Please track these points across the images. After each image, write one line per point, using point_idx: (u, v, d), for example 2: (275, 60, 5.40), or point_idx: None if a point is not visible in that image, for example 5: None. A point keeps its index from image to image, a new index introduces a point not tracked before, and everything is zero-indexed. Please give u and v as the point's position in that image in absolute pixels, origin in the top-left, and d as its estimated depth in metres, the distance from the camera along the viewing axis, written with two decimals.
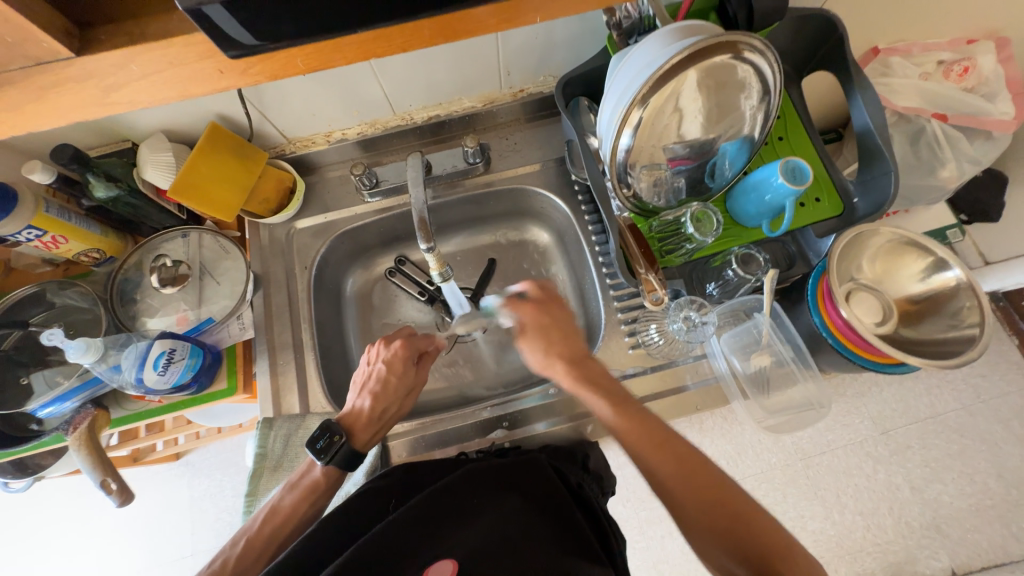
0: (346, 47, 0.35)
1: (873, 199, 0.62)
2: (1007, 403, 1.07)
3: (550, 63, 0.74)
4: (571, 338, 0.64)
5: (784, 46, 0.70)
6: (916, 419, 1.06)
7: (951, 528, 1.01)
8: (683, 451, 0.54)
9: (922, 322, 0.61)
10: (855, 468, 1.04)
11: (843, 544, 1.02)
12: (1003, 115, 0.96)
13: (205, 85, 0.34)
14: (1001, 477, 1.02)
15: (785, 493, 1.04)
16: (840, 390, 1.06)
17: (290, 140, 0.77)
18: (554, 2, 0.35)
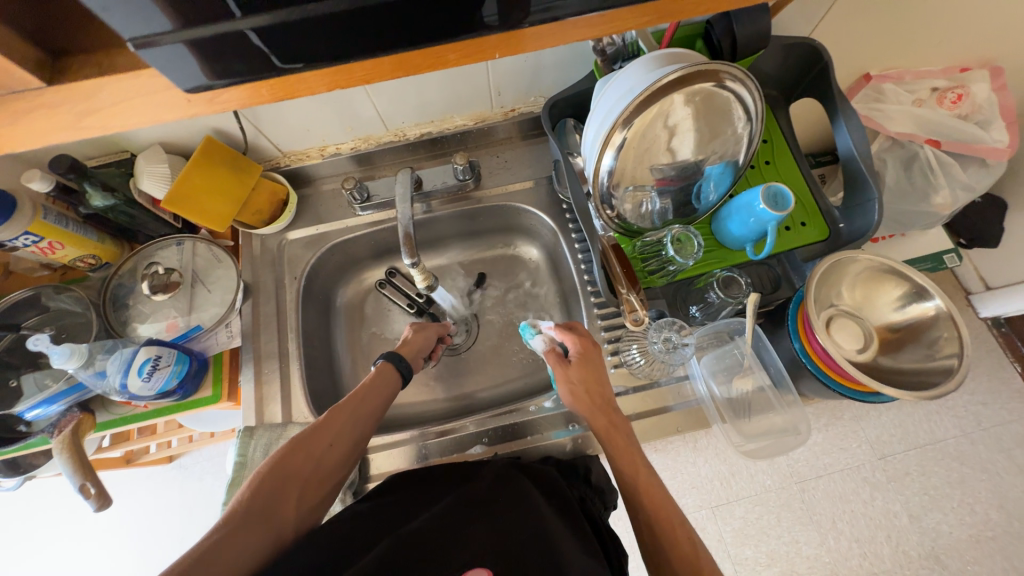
0: (310, 81, 0.38)
1: (859, 225, 0.63)
2: (1009, 432, 1.05)
3: (541, 84, 0.75)
4: (602, 376, 0.64)
5: (771, 72, 0.71)
6: (915, 444, 1.04)
7: (951, 559, 0.98)
8: (679, 523, 0.53)
9: (901, 350, 0.61)
10: (851, 493, 1.02)
11: (838, 572, 0.99)
12: (997, 143, 0.96)
13: (175, 112, 0.37)
14: (1002, 508, 1.00)
15: (779, 516, 1.02)
16: (836, 413, 1.05)
17: (286, 153, 0.79)
18: (511, 41, 0.37)
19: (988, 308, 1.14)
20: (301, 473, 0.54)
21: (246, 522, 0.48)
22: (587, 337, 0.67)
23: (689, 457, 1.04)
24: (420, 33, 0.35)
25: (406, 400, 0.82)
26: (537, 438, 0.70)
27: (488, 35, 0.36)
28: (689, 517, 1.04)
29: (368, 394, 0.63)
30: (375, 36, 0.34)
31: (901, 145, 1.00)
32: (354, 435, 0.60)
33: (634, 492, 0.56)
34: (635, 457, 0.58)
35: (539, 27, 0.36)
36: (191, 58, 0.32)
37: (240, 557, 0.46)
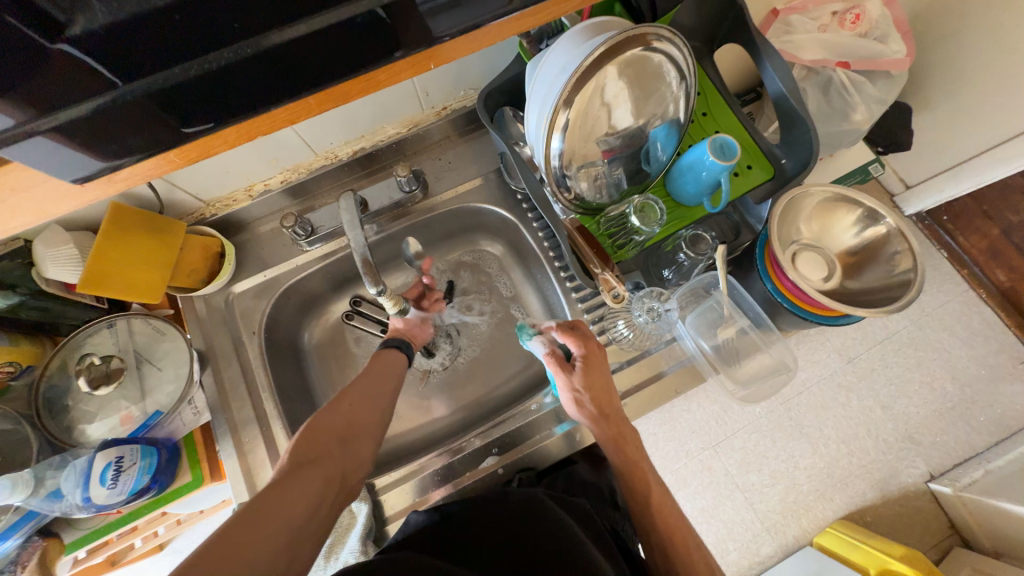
0: (227, 137, 0.35)
1: (800, 157, 0.64)
2: (948, 311, 1.16)
3: (467, 77, 0.72)
4: (610, 380, 0.61)
5: (691, 23, 0.71)
6: (875, 341, 1.13)
7: (922, 435, 1.09)
8: (694, 545, 0.55)
9: (862, 271, 0.64)
10: (831, 400, 1.10)
11: (833, 473, 1.07)
12: (895, 54, 1.00)
13: (70, 202, 0.35)
14: (955, 379, 1.11)
15: (774, 439, 1.09)
16: (803, 330, 1.12)
17: (209, 202, 0.72)
18: (441, 48, 0.34)
19: (912, 205, 1.26)
20: (339, 427, 0.58)
21: (295, 470, 0.52)
22: (590, 338, 0.62)
23: (683, 405, 1.09)
24: (337, 61, 0.32)
25: (404, 426, 0.79)
26: (546, 436, 0.68)
27: (400, 58, 0.33)
28: (695, 460, 1.09)
29: (381, 367, 0.67)
30: (286, 71, 0.31)
31: (816, 72, 1.04)
32: (377, 400, 0.63)
33: (645, 510, 0.57)
34: (646, 473, 0.59)
35: (451, 42, 0.33)
36: (85, 139, 0.30)
37: (300, 491, 0.50)
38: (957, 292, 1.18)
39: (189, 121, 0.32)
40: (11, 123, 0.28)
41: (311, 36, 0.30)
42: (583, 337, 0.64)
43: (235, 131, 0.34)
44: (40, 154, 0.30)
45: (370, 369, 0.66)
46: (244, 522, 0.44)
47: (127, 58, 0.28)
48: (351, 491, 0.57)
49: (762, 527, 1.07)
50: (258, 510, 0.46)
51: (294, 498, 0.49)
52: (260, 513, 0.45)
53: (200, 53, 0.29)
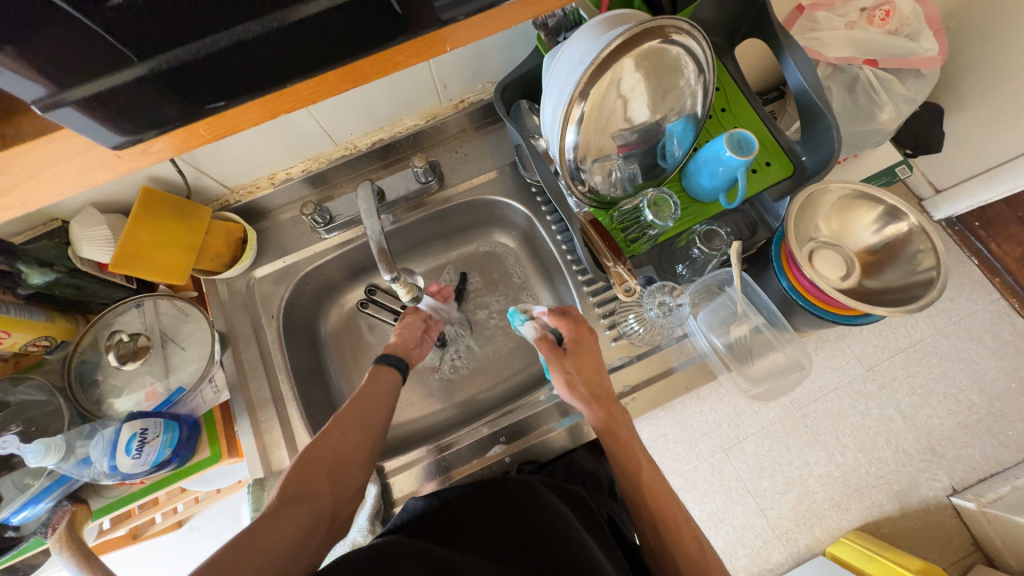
0: (245, 112, 0.35)
1: (821, 155, 0.63)
2: (976, 320, 1.13)
3: (486, 71, 0.73)
4: (599, 363, 0.61)
5: (712, 18, 0.71)
6: (898, 349, 1.10)
7: (945, 448, 1.05)
8: (684, 521, 0.55)
9: (883, 270, 0.62)
10: (849, 408, 1.07)
11: (849, 482, 1.05)
12: (929, 52, 0.98)
13: (103, 175, 0.36)
14: (982, 391, 1.07)
15: (788, 445, 1.07)
16: (822, 336, 1.10)
17: (233, 189, 0.74)
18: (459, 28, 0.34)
19: (939, 210, 1.24)
20: (331, 458, 0.57)
21: (285, 505, 0.51)
22: (581, 322, 0.63)
23: (695, 407, 1.08)
24: (358, 38, 0.33)
25: (415, 414, 0.80)
26: (553, 427, 0.68)
27: (406, 41, 0.34)
28: (706, 464, 1.08)
29: (374, 387, 0.66)
30: (310, 52, 0.32)
31: (842, 69, 1.02)
32: (368, 425, 0.62)
33: (641, 496, 0.56)
34: (637, 453, 0.58)
35: (466, 21, 0.34)
36: (108, 113, 0.30)
37: (288, 529, 0.49)
38: (987, 301, 1.14)
39: (206, 100, 0.33)
40: (43, 93, 0.28)
41: (327, 13, 0.30)
42: (575, 324, 0.64)
43: (249, 109, 0.35)
44: (75, 124, 0.30)
45: (364, 394, 0.64)
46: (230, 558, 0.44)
47: (150, 35, 0.28)
48: (340, 525, 0.56)
49: (773, 534, 1.05)
50: (246, 552, 0.45)
51: (284, 536, 0.48)
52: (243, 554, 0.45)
53: (222, 26, 0.29)
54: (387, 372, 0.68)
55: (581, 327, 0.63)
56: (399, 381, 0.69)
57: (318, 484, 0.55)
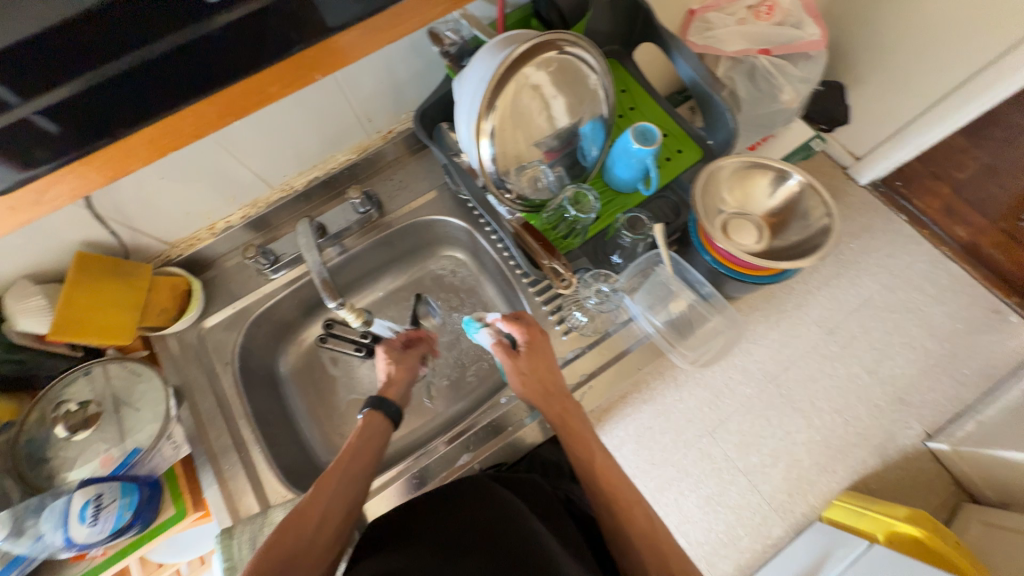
0: (163, 134, 0.46)
1: (723, 135, 0.73)
2: (915, 272, 1.25)
3: (406, 103, 0.77)
4: (552, 361, 0.62)
5: (608, 27, 0.78)
6: (852, 309, 1.20)
7: (912, 396, 1.13)
8: (635, 501, 0.55)
9: (786, 229, 0.68)
10: (818, 371, 1.14)
11: (831, 444, 1.10)
12: (812, 36, 1.08)
13: (34, 206, 0.44)
14: (933, 336, 1.18)
15: (768, 418, 1.11)
16: (779, 307, 1.20)
17: (174, 243, 0.75)
18: (362, 41, 0.48)
19: (865, 175, 1.33)
20: (304, 536, 0.52)
21: None
22: (534, 325, 0.63)
23: (674, 394, 1.11)
24: (267, 50, 0.46)
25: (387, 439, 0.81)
26: (518, 427, 0.69)
27: (305, 49, 0.47)
28: (692, 449, 1.10)
29: (358, 446, 0.62)
30: (223, 62, 0.44)
31: (741, 61, 1.12)
32: (348, 493, 0.57)
33: (591, 480, 0.56)
34: (589, 441, 0.58)
35: (355, 28, 0.47)
36: (70, 116, 0.42)
37: None
38: (921, 252, 1.28)
39: (151, 103, 0.44)
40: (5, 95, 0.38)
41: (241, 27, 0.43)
42: (529, 327, 0.64)
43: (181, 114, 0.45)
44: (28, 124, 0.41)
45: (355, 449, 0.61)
46: None
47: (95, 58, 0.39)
48: None
49: (769, 509, 1.06)
50: None
51: None
52: None
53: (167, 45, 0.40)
54: (373, 428, 0.64)
55: (534, 332, 0.63)
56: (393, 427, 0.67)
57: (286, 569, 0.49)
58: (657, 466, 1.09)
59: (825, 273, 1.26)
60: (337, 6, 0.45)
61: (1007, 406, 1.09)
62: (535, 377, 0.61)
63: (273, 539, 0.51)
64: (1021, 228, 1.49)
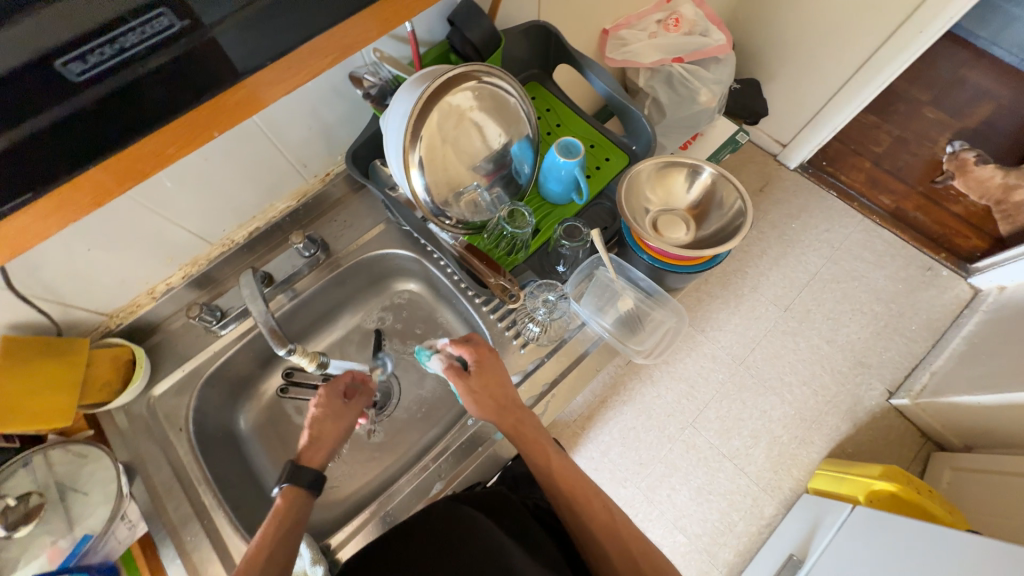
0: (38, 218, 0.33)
1: (643, 139, 0.80)
2: (850, 239, 1.48)
3: (340, 145, 0.79)
4: (504, 377, 0.63)
5: (525, 53, 0.83)
6: (803, 286, 1.42)
7: (871, 357, 1.34)
8: (593, 493, 0.59)
9: (707, 218, 0.73)
10: (782, 348, 1.35)
11: (806, 415, 1.28)
12: (719, 41, 1.18)
13: None
14: (878, 300, 1.39)
15: (743, 400, 1.30)
16: (738, 294, 1.41)
17: (111, 313, 0.73)
18: (277, 77, 0.38)
19: (793, 159, 1.54)
20: None
21: None
22: (484, 345, 0.64)
23: None
24: (175, 96, 0.34)
25: (362, 480, 0.80)
26: (488, 446, 0.70)
27: (214, 98, 0.36)
28: None
29: (273, 530, 0.56)
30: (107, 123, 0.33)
31: (658, 70, 1.21)
32: None
33: (552, 483, 0.59)
34: (546, 448, 0.61)
35: (272, 66, 0.38)
36: None
37: None
38: (852, 224, 1.50)
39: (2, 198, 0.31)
40: None
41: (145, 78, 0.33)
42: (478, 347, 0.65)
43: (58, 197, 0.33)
44: None
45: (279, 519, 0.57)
46: None
47: None
48: None
49: (760, 489, 1.22)
50: None
51: None
52: None
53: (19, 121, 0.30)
54: (289, 500, 0.59)
55: (480, 353, 0.63)
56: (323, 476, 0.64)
57: None
58: (646, 464, 1.25)
59: (774, 254, 1.46)
60: (242, 49, 0.36)
61: (953, 355, 1.28)
62: (486, 395, 0.62)
63: None
64: (936, 189, 1.62)
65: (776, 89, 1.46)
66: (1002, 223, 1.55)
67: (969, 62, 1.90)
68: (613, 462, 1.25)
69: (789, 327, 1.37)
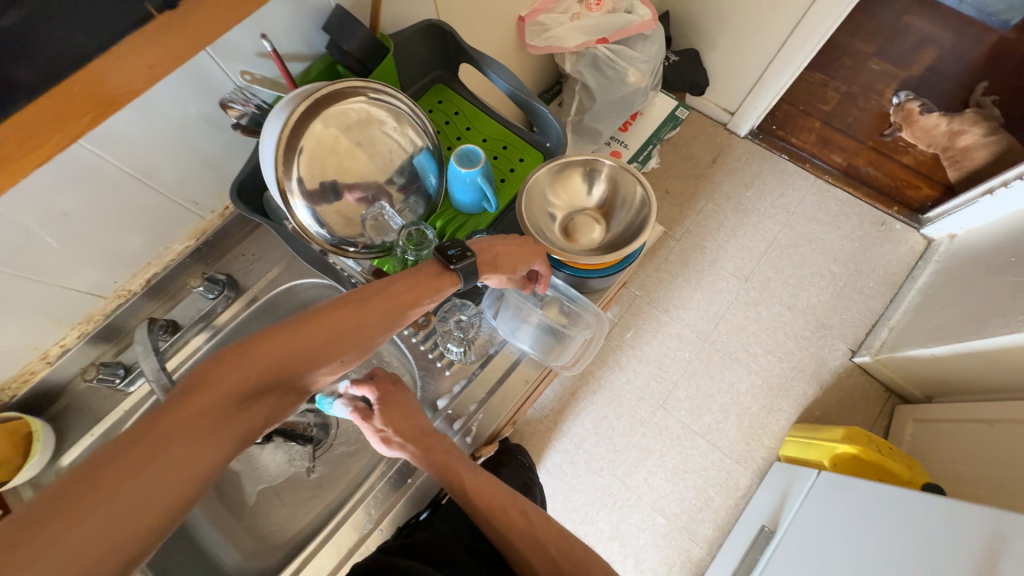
0: None
1: (553, 135, 0.77)
2: (805, 203, 1.47)
3: (232, 177, 0.74)
4: (412, 407, 0.63)
5: (423, 55, 0.78)
6: (761, 255, 1.41)
7: (832, 319, 1.34)
8: (511, 502, 0.61)
9: (614, 212, 0.77)
10: (745, 320, 1.34)
11: (772, 384, 1.29)
12: (643, 17, 1.13)
13: None
14: (836, 261, 1.39)
15: (710, 376, 1.30)
16: (699, 269, 1.40)
17: (1, 385, 0.67)
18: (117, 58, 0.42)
19: (742, 127, 1.51)
20: (280, 365, 0.47)
21: (215, 422, 0.42)
22: (387, 378, 0.63)
23: None
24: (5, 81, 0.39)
25: (303, 521, 0.78)
26: (418, 476, 0.70)
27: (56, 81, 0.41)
28: None
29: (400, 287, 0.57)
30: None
31: (584, 53, 1.15)
32: (349, 337, 0.52)
33: (472, 503, 0.61)
34: (460, 470, 0.62)
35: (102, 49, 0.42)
36: None
37: (176, 468, 0.39)
38: (805, 186, 1.49)
39: None
40: None
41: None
42: (383, 380, 0.63)
43: None
44: None
45: (305, 334, 0.49)
46: (89, 489, 0.35)
47: None
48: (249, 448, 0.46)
49: (733, 462, 1.23)
50: (120, 467, 0.37)
51: (174, 474, 0.39)
52: (104, 491, 0.36)
53: None
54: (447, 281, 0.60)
55: (382, 385, 0.62)
56: (369, 350, 0.56)
57: (249, 414, 0.45)
58: (620, 452, 1.24)
59: (731, 225, 1.45)
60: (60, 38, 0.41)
61: (910, 307, 1.29)
62: (394, 428, 0.62)
63: (243, 352, 0.46)
64: (885, 142, 1.61)
65: (715, 57, 1.42)
66: (950, 169, 1.55)
67: (913, 6, 1.86)
68: (588, 453, 1.24)
69: (750, 298, 1.36)
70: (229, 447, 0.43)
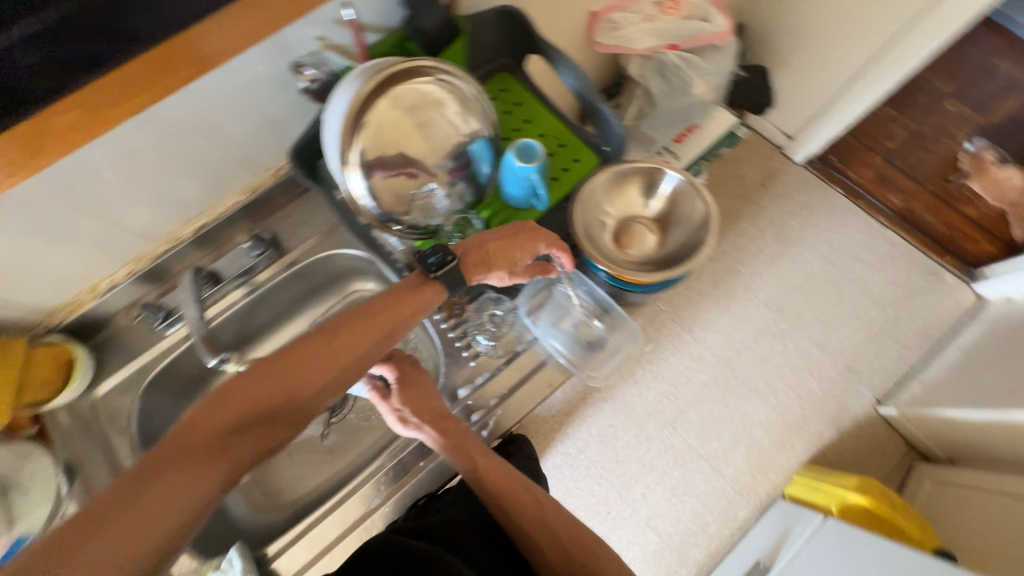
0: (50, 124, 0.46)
1: (613, 139, 0.74)
2: (854, 241, 1.40)
3: (289, 140, 0.75)
4: (428, 390, 0.65)
5: (493, 39, 0.76)
6: (799, 287, 1.36)
7: (863, 365, 1.29)
8: (523, 488, 0.61)
9: (672, 228, 0.80)
10: (771, 352, 1.30)
11: (790, 421, 1.25)
12: (718, 27, 1.08)
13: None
14: (877, 305, 1.33)
15: (728, 403, 1.26)
16: (731, 293, 1.36)
17: (52, 309, 0.70)
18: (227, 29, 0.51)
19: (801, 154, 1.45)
20: (269, 401, 0.56)
21: (208, 456, 0.51)
22: (408, 360, 0.66)
23: None
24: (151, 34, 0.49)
25: (311, 483, 0.79)
26: (430, 461, 0.71)
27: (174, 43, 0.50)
28: None
29: (382, 315, 0.62)
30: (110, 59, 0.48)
31: (651, 57, 1.12)
32: (333, 369, 0.59)
33: (484, 487, 0.61)
34: (472, 451, 0.63)
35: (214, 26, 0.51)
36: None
37: (174, 495, 0.47)
38: (856, 223, 1.42)
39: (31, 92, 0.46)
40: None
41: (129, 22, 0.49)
42: (401, 361, 0.66)
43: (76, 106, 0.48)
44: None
45: (304, 364, 0.58)
46: (101, 519, 0.44)
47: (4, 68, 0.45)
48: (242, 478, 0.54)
49: (737, 492, 1.20)
50: (131, 495, 0.46)
51: (174, 503, 0.47)
52: (117, 512, 0.45)
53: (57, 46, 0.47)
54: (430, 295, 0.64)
55: (399, 366, 0.66)
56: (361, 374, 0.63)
57: (240, 445, 0.53)
58: (623, 462, 1.22)
59: (772, 253, 1.40)
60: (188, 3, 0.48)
61: (948, 364, 1.23)
62: (411, 409, 0.64)
63: (240, 391, 0.55)
64: (949, 189, 1.52)
65: (784, 77, 1.36)
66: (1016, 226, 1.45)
67: (1004, 47, 1.74)
68: (588, 459, 1.21)
69: (780, 330, 1.32)
70: (228, 473, 0.52)
